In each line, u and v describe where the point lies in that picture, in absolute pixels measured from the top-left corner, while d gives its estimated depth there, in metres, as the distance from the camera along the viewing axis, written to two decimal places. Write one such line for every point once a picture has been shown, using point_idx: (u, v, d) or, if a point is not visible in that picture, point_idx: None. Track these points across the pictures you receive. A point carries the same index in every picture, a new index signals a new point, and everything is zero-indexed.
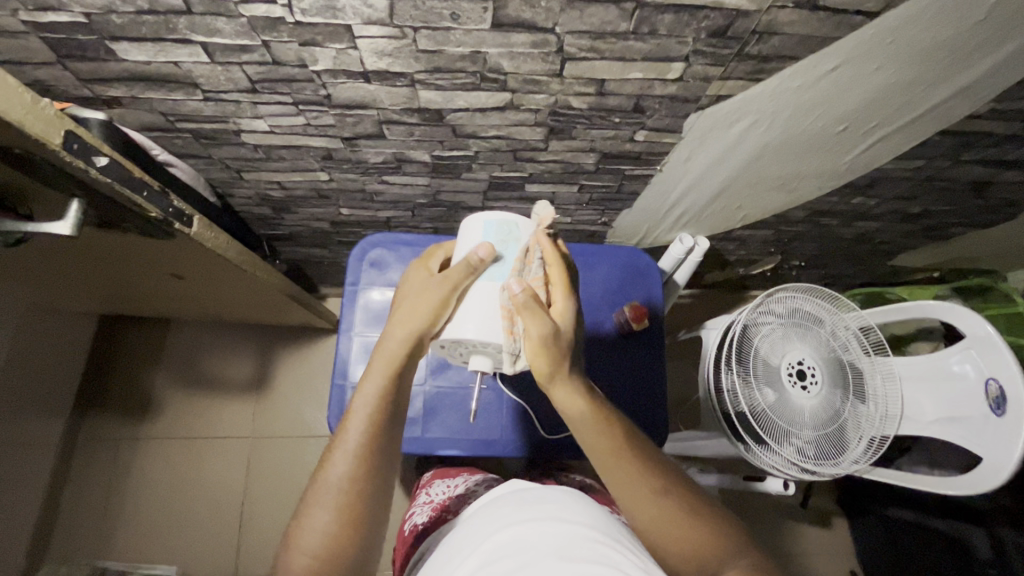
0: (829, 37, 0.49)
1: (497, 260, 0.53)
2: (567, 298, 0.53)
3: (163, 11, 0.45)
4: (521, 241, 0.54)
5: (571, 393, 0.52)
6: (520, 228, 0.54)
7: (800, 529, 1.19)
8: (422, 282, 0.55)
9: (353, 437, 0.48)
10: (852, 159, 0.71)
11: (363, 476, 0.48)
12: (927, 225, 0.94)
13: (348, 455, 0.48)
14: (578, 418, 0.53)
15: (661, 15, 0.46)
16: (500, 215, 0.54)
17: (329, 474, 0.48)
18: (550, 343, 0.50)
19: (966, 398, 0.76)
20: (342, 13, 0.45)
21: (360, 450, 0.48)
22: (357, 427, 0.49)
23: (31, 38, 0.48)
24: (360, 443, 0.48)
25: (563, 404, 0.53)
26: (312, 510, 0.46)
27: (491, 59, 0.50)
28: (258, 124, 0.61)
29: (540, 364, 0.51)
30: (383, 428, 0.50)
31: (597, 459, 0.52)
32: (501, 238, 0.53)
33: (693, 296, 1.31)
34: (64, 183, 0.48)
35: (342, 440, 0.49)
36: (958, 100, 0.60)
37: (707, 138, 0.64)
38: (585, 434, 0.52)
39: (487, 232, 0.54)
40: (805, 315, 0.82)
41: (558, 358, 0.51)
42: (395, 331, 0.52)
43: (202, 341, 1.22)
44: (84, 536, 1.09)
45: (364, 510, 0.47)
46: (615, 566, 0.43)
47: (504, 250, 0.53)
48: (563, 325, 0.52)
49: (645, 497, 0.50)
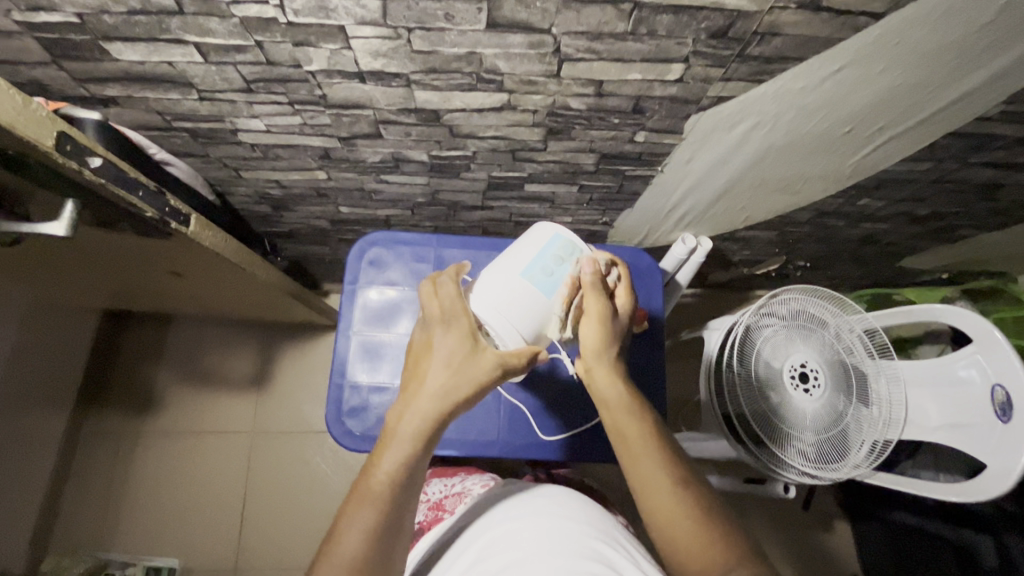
0: (833, 39, 0.48)
1: (546, 268, 0.53)
2: (629, 296, 0.55)
3: (155, 11, 0.44)
4: (576, 264, 0.54)
5: (609, 373, 0.53)
6: (584, 254, 0.54)
7: (801, 530, 1.19)
8: (461, 348, 0.49)
9: (371, 516, 0.44)
10: (858, 161, 0.69)
11: (377, 559, 0.44)
12: (936, 226, 0.92)
13: (366, 536, 0.44)
14: (613, 401, 0.52)
15: (659, 16, 0.45)
16: (574, 235, 0.55)
17: (339, 554, 0.43)
18: (607, 322, 0.53)
19: (972, 404, 0.74)
20: (335, 13, 0.44)
21: (377, 531, 0.44)
22: (375, 506, 0.45)
23: (26, 38, 0.48)
24: (378, 523, 0.44)
25: (599, 381, 0.53)
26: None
27: (487, 60, 0.50)
28: (254, 124, 0.61)
29: (591, 339, 0.52)
30: (400, 507, 0.46)
31: (624, 445, 0.51)
32: (560, 254, 0.54)
33: (697, 295, 1.29)
34: (58, 183, 0.48)
35: (358, 514, 0.45)
36: (969, 102, 0.58)
37: (709, 139, 0.63)
38: (617, 417, 0.52)
39: (551, 244, 0.54)
40: (809, 317, 0.81)
41: (610, 336, 0.53)
42: (422, 407, 0.48)
43: (204, 337, 1.23)
44: (87, 527, 1.10)
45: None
46: (610, 565, 0.43)
47: (557, 266, 0.53)
48: (619, 314, 0.54)
49: (666, 490, 0.48)
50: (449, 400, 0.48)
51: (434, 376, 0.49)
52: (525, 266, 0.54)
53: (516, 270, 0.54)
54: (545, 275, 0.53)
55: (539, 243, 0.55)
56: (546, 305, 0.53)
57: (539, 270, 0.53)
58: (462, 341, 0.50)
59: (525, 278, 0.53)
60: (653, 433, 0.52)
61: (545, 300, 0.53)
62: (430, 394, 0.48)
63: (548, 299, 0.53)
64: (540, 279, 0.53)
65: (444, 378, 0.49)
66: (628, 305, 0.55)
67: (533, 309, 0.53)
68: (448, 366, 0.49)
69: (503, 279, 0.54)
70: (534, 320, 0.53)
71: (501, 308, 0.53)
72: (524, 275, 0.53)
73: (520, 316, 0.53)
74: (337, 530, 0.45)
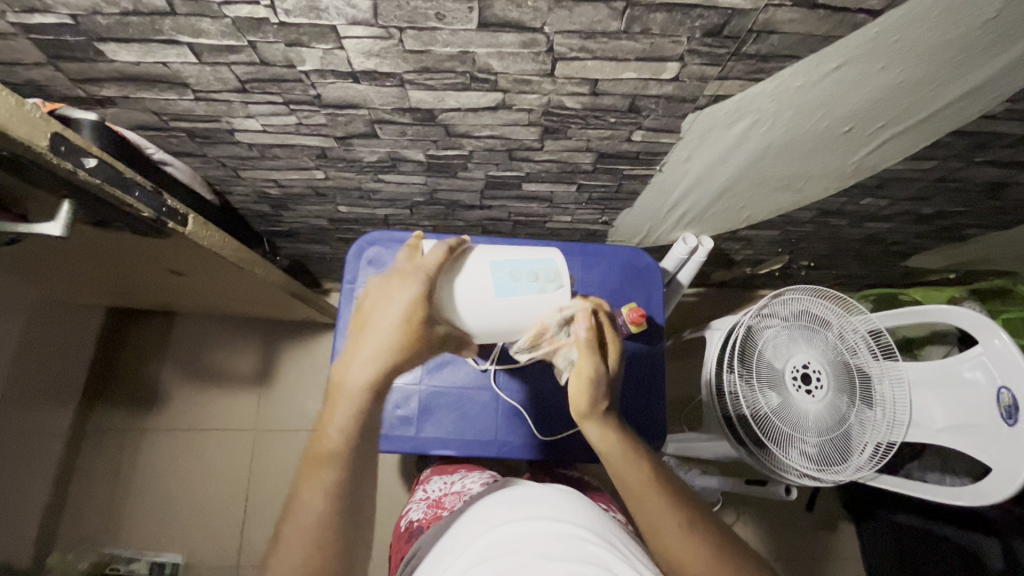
0: (830, 36, 0.47)
1: (516, 274, 0.55)
2: (614, 349, 0.56)
3: (148, 11, 0.44)
4: (542, 291, 0.55)
5: (602, 427, 0.53)
6: (555, 290, 0.55)
7: (804, 531, 1.18)
8: (414, 308, 0.47)
9: (330, 476, 0.44)
10: (860, 159, 0.68)
11: (341, 514, 0.44)
12: (941, 225, 0.91)
13: (328, 496, 0.44)
14: (609, 452, 0.53)
15: (652, 14, 0.44)
16: (561, 268, 0.57)
17: (298, 518, 0.43)
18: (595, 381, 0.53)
19: (977, 406, 0.73)
20: (326, 13, 0.44)
21: (339, 491, 0.44)
22: (333, 466, 0.44)
23: (21, 39, 0.48)
24: (337, 482, 0.44)
25: (595, 439, 0.53)
26: (284, 559, 0.42)
27: (480, 59, 0.49)
28: (250, 124, 0.61)
29: (581, 401, 0.53)
30: (359, 462, 0.45)
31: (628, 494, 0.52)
32: (537, 273, 0.55)
33: (700, 295, 1.29)
34: (54, 184, 0.49)
35: (316, 475, 0.44)
36: (972, 99, 0.57)
37: (707, 138, 0.62)
38: (617, 468, 0.52)
39: (536, 263, 0.56)
40: (812, 317, 0.80)
41: (598, 395, 0.53)
42: (371, 360, 0.45)
43: (208, 334, 1.24)
44: (92, 522, 1.12)
45: (344, 549, 0.43)
46: (604, 567, 0.43)
47: (525, 279, 0.55)
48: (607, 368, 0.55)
49: (673, 531, 0.49)
50: (398, 354, 0.45)
51: (383, 333, 0.45)
52: (500, 258, 0.55)
53: (489, 257, 0.55)
54: (509, 278, 0.54)
55: (529, 256, 0.57)
56: (491, 301, 0.53)
57: (509, 270, 0.55)
58: (418, 297, 0.47)
59: (491, 267, 0.54)
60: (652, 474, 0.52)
61: (493, 296, 0.53)
62: (377, 352, 0.45)
63: (497, 297, 0.54)
64: (502, 278, 0.54)
65: (397, 332, 0.46)
66: (616, 359, 0.56)
67: (479, 294, 0.53)
68: (400, 320, 0.46)
69: (479, 253, 0.55)
70: (473, 300, 0.53)
71: (455, 276, 0.53)
72: (493, 265, 0.54)
73: (464, 294, 0.53)
74: (297, 494, 0.44)
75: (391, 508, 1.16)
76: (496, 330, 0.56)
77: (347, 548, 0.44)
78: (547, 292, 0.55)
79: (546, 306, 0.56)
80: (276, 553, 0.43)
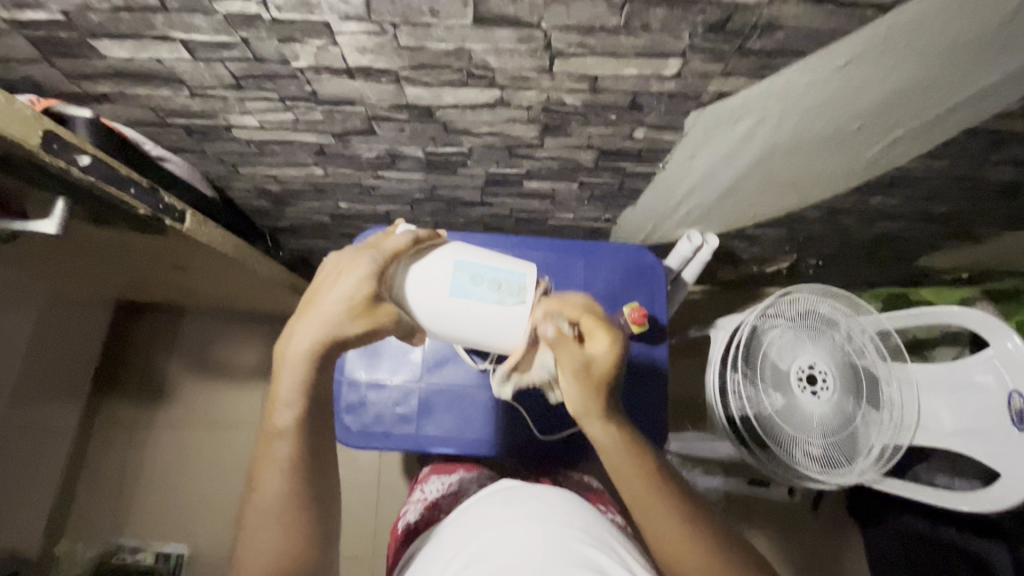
0: (838, 32, 0.45)
1: (477, 278, 0.52)
2: (609, 339, 0.48)
3: (139, 8, 0.44)
4: (500, 301, 0.52)
5: (604, 426, 0.49)
6: (515, 304, 0.53)
7: (807, 532, 1.17)
8: (358, 288, 0.45)
9: (284, 450, 0.44)
10: (870, 157, 0.66)
11: (305, 491, 0.44)
12: (954, 225, 0.88)
13: (285, 475, 0.44)
14: (610, 447, 0.50)
15: (653, 9, 0.43)
16: (529, 285, 0.53)
17: (261, 497, 0.44)
18: (586, 378, 0.48)
19: (988, 412, 0.71)
20: (318, 9, 0.43)
21: (294, 463, 0.44)
22: (286, 441, 0.44)
23: (15, 36, 0.48)
24: (293, 460, 0.44)
25: (596, 436, 0.50)
26: (253, 534, 0.43)
27: (476, 55, 0.48)
28: (247, 120, 0.61)
29: (575, 399, 0.49)
30: (313, 433, 0.45)
31: (630, 495, 0.50)
32: (500, 283, 0.53)
33: (705, 292, 1.27)
34: (47, 181, 0.49)
35: (273, 455, 0.44)
36: (987, 97, 0.55)
37: (711, 136, 0.61)
38: (619, 466, 0.50)
39: (504, 273, 0.53)
40: (819, 317, 0.78)
41: (592, 393, 0.48)
42: (310, 335, 0.43)
43: (213, 327, 1.24)
44: (100, 511, 1.13)
45: (312, 519, 0.44)
46: (597, 568, 0.42)
47: (485, 286, 0.52)
48: (600, 363, 0.48)
49: (679, 535, 0.47)
50: (340, 333, 0.44)
51: (328, 309, 0.44)
52: (467, 259, 0.53)
53: (458, 254, 0.53)
54: (469, 281, 0.52)
55: (500, 263, 0.54)
56: (442, 299, 0.52)
57: (471, 273, 0.53)
58: (368, 275, 0.45)
59: (454, 265, 0.52)
60: (656, 473, 0.50)
61: (446, 294, 0.52)
62: (319, 332, 0.43)
63: (450, 296, 0.52)
64: (459, 280, 0.52)
65: (339, 307, 0.44)
66: (614, 352, 0.48)
67: (433, 288, 0.52)
68: (344, 296, 0.44)
69: (450, 249, 0.53)
70: (426, 294, 0.52)
71: (415, 267, 0.52)
72: (457, 263, 0.53)
73: (418, 287, 0.52)
74: (258, 475, 0.44)
75: (392, 503, 1.16)
76: (450, 331, 0.55)
77: (315, 517, 0.45)
78: (506, 305, 0.53)
79: (501, 318, 0.53)
80: (245, 530, 0.44)
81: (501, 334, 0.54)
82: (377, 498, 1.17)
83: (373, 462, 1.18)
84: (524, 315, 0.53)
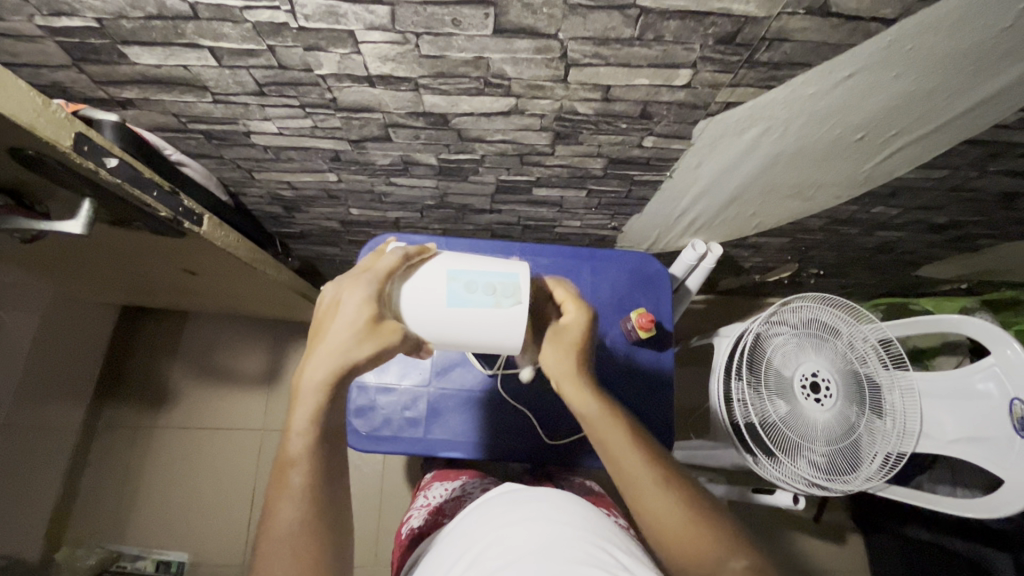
0: (843, 45, 0.47)
1: (472, 284, 0.51)
2: (575, 307, 0.55)
3: (171, 16, 0.46)
4: (497, 303, 0.51)
5: (580, 392, 0.53)
6: (514, 304, 0.51)
7: (810, 544, 1.17)
8: (357, 312, 0.46)
9: (299, 479, 0.45)
10: (872, 167, 0.68)
11: (321, 522, 0.44)
12: (954, 234, 0.90)
13: (297, 504, 0.44)
14: (588, 414, 0.53)
15: (666, 22, 0.45)
16: (525, 285, 0.52)
17: (274, 529, 0.43)
18: (559, 345, 0.55)
19: (990, 417, 0.73)
20: (344, 19, 0.45)
21: (309, 491, 0.45)
22: (298, 469, 0.45)
23: (47, 42, 0.49)
24: (306, 489, 0.45)
25: (573, 403, 0.53)
26: (267, 567, 0.42)
27: (494, 64, 0.50)
28: (266, 126, 0.62)
29: (552, 366, 0.55)
30: (324, 462, 0.46)
31: (608, 457, 0.51)
32: (496, 286, 0.51)
33: (707, 301, 1.29)
34: (76, 183, 0.50)
35: (286, 486, 0.45)
36: (985, 109, 0.57)
37: (719, 144, 0.63)
38: (599, 430, 0.52)
39: (495, 275, 0.52)
40: (821, 325, 0.79)
41: (566, 357, 0.54)
42: (322, 365, 0.45)
43: (220, 333, 1.25)
44: (102, 518, 1.13)
45: (324, 550, 0.43)
46: (604, 567, 0.41)
47: (479, 291, 0.51)
48: (568, 326, 0.55)
49: (649, 488, 0.48)
50: (347, 359, 0.45)
51: (334, 335, 0.46)
52: (461, 268, 0.52)
53: (450, 265, 0.52)
54: (464, 289, 0.51)
55: (490, 266, 0.53)
56: (440, 311, 0.51)
57: (466, 280, 0.51)
58: (368, 298, 0.47)
59: (447, 275, 0.51)
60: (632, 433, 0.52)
61: (442, 305, 0.50)
62: (328, 361, 0.45)
63: (447, 307, 0.50)
64: (452, 287, 0.51)
65: (344, 335, 0.46)
66: (581, 317, 0.55)
67: (430, 300, 0.51)
68: (347, 325, 0.46)
69: (440, 262, 0.52)
70: (425, 307, 0.51)
71: (406, 283, 0.51)
72: (450, 273, 0.51)
73: (417, 301, 0.50)
74: (271, 509, 0.44)
75: (396, 511, 1.16)
76: (458, 340, 0.53)
77: (329, 546, 0.44)
78: (503, 308, 0.51)
79: (500, 322, 0.51)
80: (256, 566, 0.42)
81: (506, 336, 0.52)
82: (379, 507, 1.16)
83: (377, 469, 1.18)
84: (524, 316, 0.51)
